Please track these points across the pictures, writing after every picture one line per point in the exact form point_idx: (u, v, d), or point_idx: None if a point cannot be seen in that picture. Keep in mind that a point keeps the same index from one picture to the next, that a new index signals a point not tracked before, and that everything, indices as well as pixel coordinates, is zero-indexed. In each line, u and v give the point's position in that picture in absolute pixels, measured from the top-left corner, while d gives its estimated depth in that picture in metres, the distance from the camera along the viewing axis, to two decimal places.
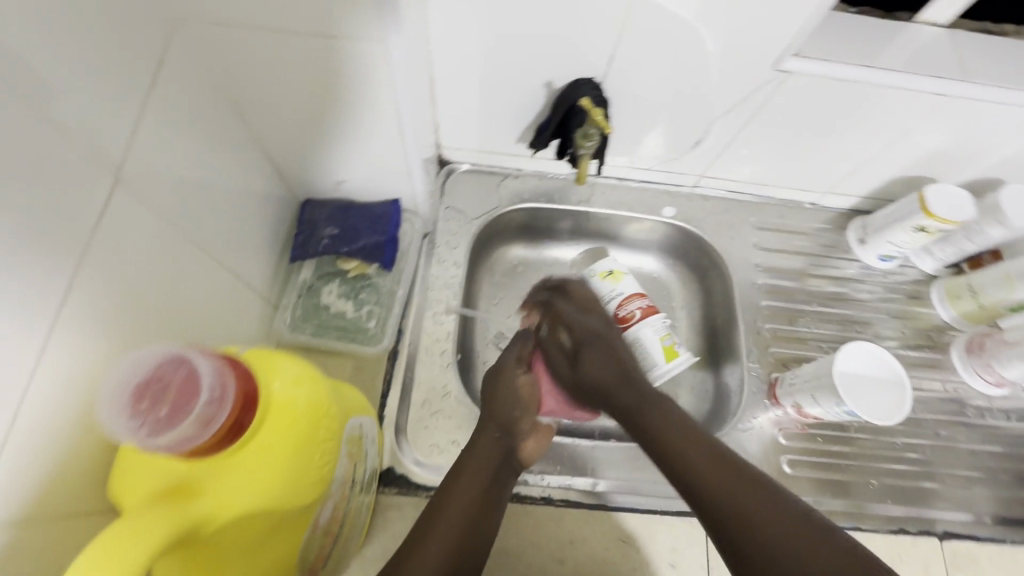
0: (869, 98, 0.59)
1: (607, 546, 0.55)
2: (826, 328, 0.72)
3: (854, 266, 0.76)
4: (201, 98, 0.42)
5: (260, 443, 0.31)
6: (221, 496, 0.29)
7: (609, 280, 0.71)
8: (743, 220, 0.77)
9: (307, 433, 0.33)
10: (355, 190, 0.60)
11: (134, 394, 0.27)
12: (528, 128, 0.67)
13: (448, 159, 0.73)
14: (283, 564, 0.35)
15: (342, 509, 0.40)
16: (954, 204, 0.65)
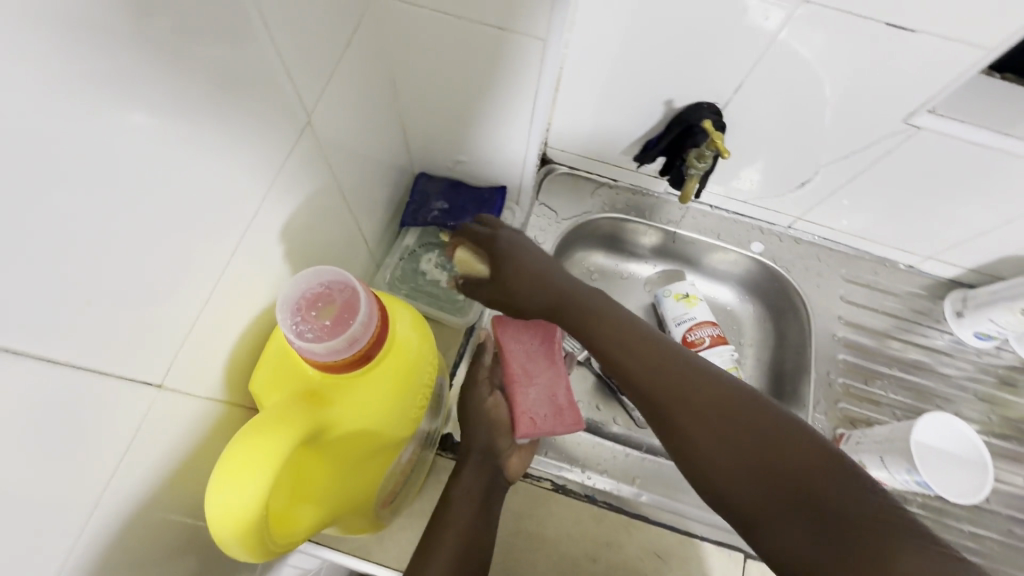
0: (1004, 167, 0.56)
1: (641, 556, 0.56)
2: (903, 396, 0.69)
3: (945, 339, 0.73)
4: (370, 75, 0.48)
5: (380, 373, 0.34)
6: (347, 410, 0.33)
7: (683, 303, 0.72)
8: (833, 270, 0.76)
9: (413, 376, 0.37)
10: (467, 173, 0.65)
11: (307, 304, 0.31)
12: (637, 142, 0.69)
13: (549, 159, 0.77)
14: (364, 491, 0.38)
15: (413, 456, 0.44)
16: None
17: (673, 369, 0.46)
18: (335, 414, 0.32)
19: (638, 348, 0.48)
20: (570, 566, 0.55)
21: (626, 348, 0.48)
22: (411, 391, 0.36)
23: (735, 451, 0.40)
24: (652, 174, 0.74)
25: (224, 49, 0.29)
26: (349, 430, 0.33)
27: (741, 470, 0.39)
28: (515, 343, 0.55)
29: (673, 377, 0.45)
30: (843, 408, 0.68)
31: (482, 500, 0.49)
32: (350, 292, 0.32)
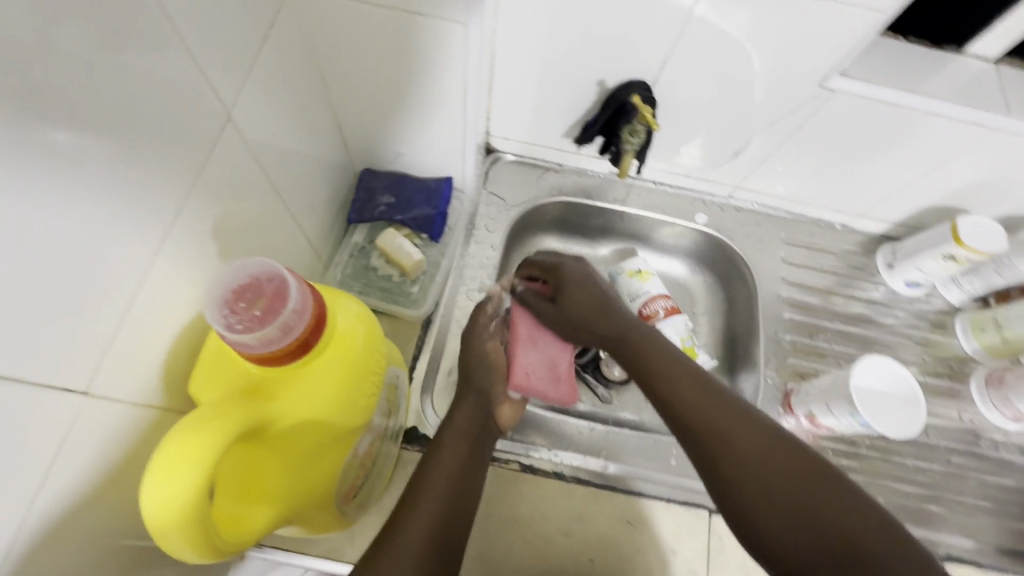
0: (913, 123, 0.60)
1: (613, 525, 0.58)
2: (846, 347, 0.73)
3: (880, 290, 0.77)
4: (295, 72, 0.48)
5: (325, 363, 0.34)
6: (291, 403, 0.32)
7: (637, 279, 0.74)
8: (773, 234, 0.79)
9: (360, 366, 0.37)
10: (410, 165, 0.65)
11: (234, 295, 0.31)
12: (576, 124, 0.70)
13: (494, 148, 0.77)
14: (324, 486, 0.38)
15: (374, 449, 0.44)
16: (985, 236, 0.66)
17: (728, 413, 0.45)
18: (279, 408, 0.32)
19: (692, 387, 0.47)
20: (545, 542, 0.56)
21: (678, 385, 0.48)
22: (359, 382, 0.36)
23: (786, 505, 0.40)
24: (594, 156, 0.76)
25: (127, 40, 0.28)
26: (296, 424, 0.33)
27: (790, 522, 0.39)
28: (527, 309, 0.57)
29: (730, 423, 0.44)
30: (792, 363, 0.71)
31: (470, 452, 0.48)
32: (278, 280, 0.32)
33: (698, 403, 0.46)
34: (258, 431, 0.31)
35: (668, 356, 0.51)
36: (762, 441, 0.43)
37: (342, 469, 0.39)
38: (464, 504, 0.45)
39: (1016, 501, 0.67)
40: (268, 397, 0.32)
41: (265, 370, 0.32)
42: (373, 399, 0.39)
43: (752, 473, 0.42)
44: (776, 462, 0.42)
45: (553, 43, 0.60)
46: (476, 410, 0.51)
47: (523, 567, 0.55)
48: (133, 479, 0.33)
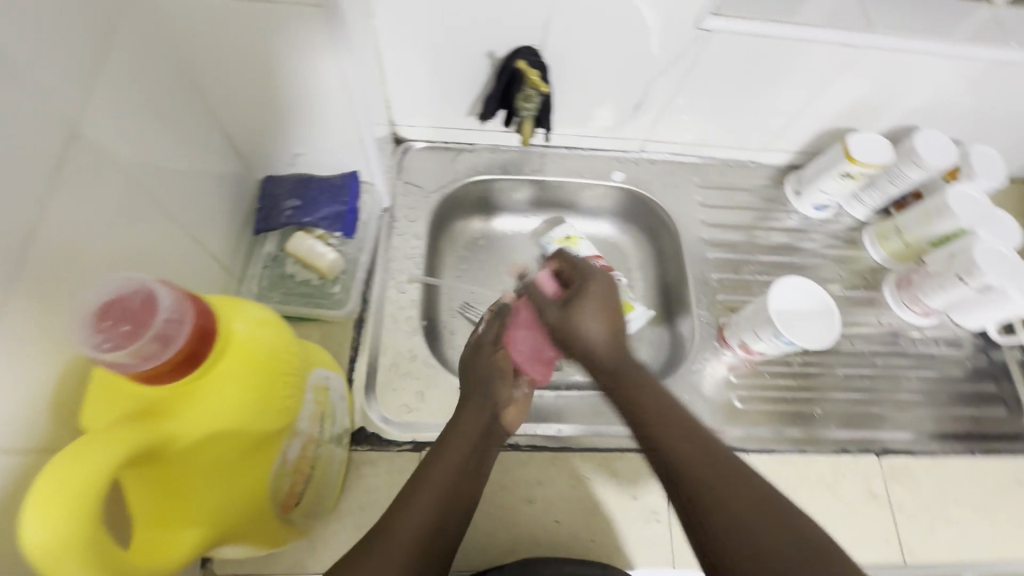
0: (788, 50, 0.63)
1: (572, 484, 0.59)
2: (769, 276, 0.77)
3: (794, 217, 0.81)
4: (164, 82, 0.46)
5: (221, 372, 0.33)
6: (188, 420, 0.32)
7: (567, 245, 0.75)
8: (688, 180, 0.81)
9: (270, 371, 0.36)
10: (312, 164, 0.63)
11: (99, 315, 0.30)
12: (477, 99, 0.70)
13: (403, 137, 0.76)
14: (253, 498, 0.37)
15: (311, 453, 0.43)
16: (871, 149, 0.71)
17: (701, 444, 0.41)
18: (174, 427, 0.31)
19: (664, 412, 0.43)
20: (509, 515, 0.57)
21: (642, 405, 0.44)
22: (271, 390, 0.35)
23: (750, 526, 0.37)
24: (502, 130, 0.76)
25: None
26: (197, 441, 0.32)
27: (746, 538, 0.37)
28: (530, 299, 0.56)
29: (702, 456, 0.40)
30: (723, 299, 0.74)
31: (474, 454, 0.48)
32: (148, 294, 0.32)
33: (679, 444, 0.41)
34: (152, 452, 0.31)
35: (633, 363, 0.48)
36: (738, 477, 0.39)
37: (273, 478, 0.38)
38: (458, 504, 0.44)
39: (937, 388, 0.72)
40: (160, 417, 0.31)
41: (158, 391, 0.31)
42: (293, 401, 0.38)
43: (726, 504, 0.38)
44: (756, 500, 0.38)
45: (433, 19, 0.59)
46: (481, 412, 0.52)
47: (492, 543, 0.55)
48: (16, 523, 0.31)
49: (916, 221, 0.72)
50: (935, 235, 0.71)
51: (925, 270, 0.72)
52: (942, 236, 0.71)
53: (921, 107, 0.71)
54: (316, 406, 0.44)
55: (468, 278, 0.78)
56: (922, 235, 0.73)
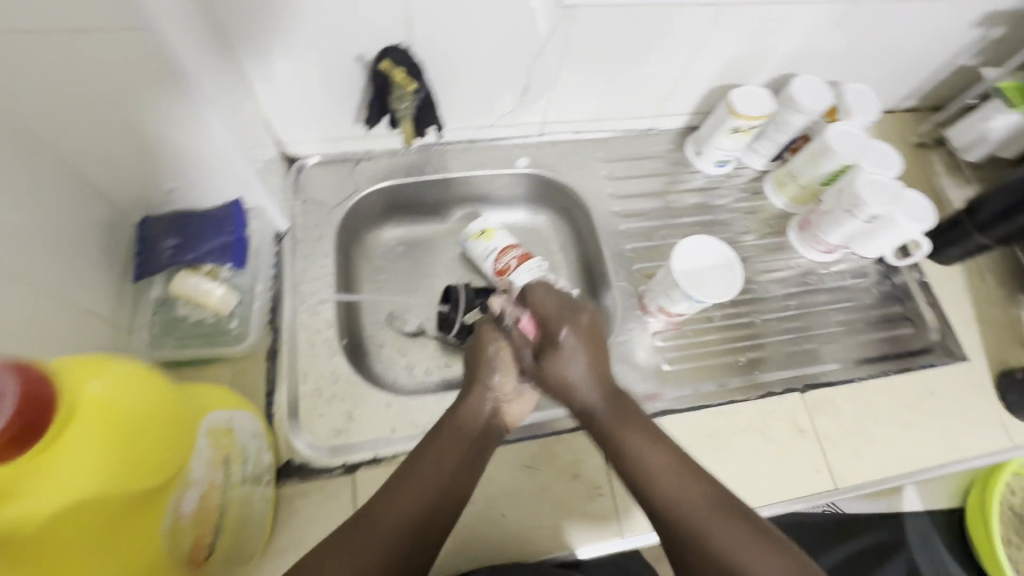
0: (656, 15, 0.64)
1: (514, 476, 0.59)
2: (682, 237, 0.79)
3: (698, 177, 0.83)
4: None
5: (70, 442, 0.32)
6: (31, 496, 0.31)
7: (483, 239, 0.74)
8: (592, 156, 0.82)
9: (133, 429, 0.34)
10: (188, 196, 0.59)
11: None
12: (361, 105, 0.68)
13: (296, 155, 0.73)
14: (141, 562, 0.36)
15: (214, 502, 0.42)
16: (757, 101, 0.72)
17: (658, 448, 0.50)
18: (11, 508, 0.30)
19: (630, 426, 0.52)
20: (449, 520, 0.56)
21: (619, 429, 0.52)
22: (132, 446, 0.34)
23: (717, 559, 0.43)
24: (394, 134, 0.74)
25: None
26: (35, 515, 0.31)
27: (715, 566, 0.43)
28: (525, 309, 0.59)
29: (656, 468, 0.48)
30: (639, 268, 0.76)
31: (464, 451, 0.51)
32: None
33: (634, 440, 0.51)
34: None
35: (614, 400, 0.54)
36: (691, 479, 0.48)
37: (163, 538, 0.37)
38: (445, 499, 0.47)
39: (848, 318, 0.76)
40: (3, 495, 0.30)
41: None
42: (175, 455, 0.37)
43: (678, 505, 0.46)
44: (700, 491, 0.47)
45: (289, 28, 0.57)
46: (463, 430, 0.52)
47: (434, 553, 0.55)
48: None
49: (805, 163, 0.75)
50: (825, 174, 0.74)
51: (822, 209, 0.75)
52: (831, 175, 0.74)
53: (794, 53, 0.74)
54: (212, 453, 0.42)
55: (388, 287, 0.76)
56: (813, 176, 0.76)
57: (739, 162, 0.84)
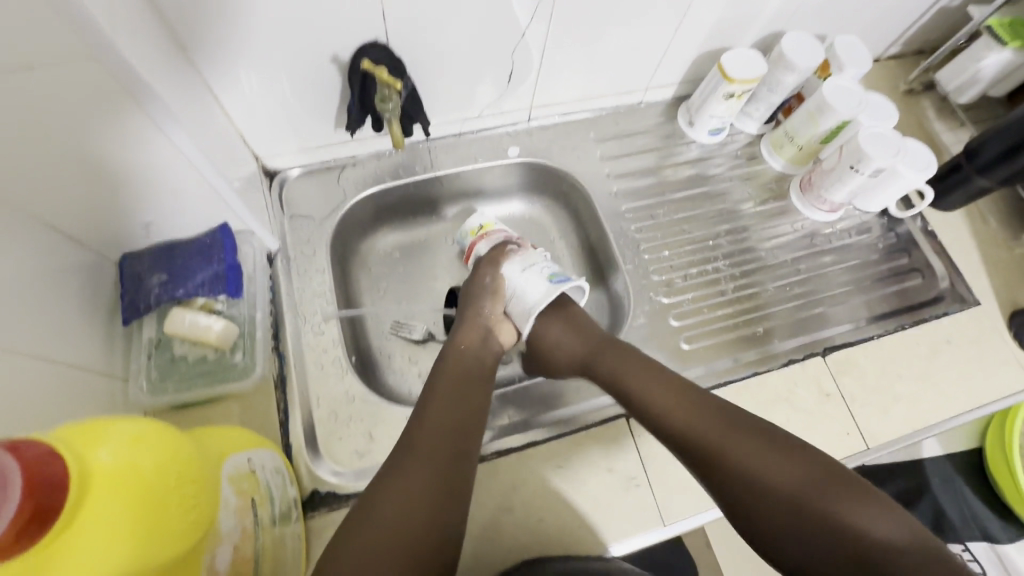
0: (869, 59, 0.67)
1: (659, 455, 0.64)
2: (829, 290, 0.81)
3: (859, 240, 0.85)
4: (143, 15, 0.48)
5: (165, 492, 0.35)
6: (114, 445, 0.33)
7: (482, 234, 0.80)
8: (754, 195, 0.87)
9: (200, 485, 0.38)
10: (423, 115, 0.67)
11: None
12: (568, 71, 0.77)
13: (496, 119, 0.82)
14: (212, 544, 0.39)
15: (264, 539, 0.46)
16: (921, 164, 0.75)
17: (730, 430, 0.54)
18: (106, 453, 0.33)
19: (685, 410, 0.57)
20: (566, 483, 0.62)
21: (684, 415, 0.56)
22: (202, 499, 0.38)
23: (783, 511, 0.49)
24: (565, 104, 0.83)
25: None
26: (126, 458, 0.33)
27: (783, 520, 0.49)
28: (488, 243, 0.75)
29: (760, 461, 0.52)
30: (775, 308, 0.79)
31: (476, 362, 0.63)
32: None
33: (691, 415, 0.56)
34: (83, 469, 0.31)
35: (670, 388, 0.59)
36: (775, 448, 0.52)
37: (227, 558, 0.40)
38: (464, 396, 0.59)
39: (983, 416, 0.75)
40: (86, 448, 0.32)
41: (83, 462, 0.32)
42: (225, 499, 0.41)
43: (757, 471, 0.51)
44: (791, 454, 0.52)
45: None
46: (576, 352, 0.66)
47: (551, 506, 0.61)
48: (111, 482, 0.32)
49: (803, 124, 0.80)
50: (820, 133, 0.79)
51: (820, 169, 0.80)
52: (826, 132, 0.78)
53: (993, 136, 0.74)
54: (255, 499, 0.46)
55: None
56: (809, 135, 0.80)
57: (897, 234, 0.85)
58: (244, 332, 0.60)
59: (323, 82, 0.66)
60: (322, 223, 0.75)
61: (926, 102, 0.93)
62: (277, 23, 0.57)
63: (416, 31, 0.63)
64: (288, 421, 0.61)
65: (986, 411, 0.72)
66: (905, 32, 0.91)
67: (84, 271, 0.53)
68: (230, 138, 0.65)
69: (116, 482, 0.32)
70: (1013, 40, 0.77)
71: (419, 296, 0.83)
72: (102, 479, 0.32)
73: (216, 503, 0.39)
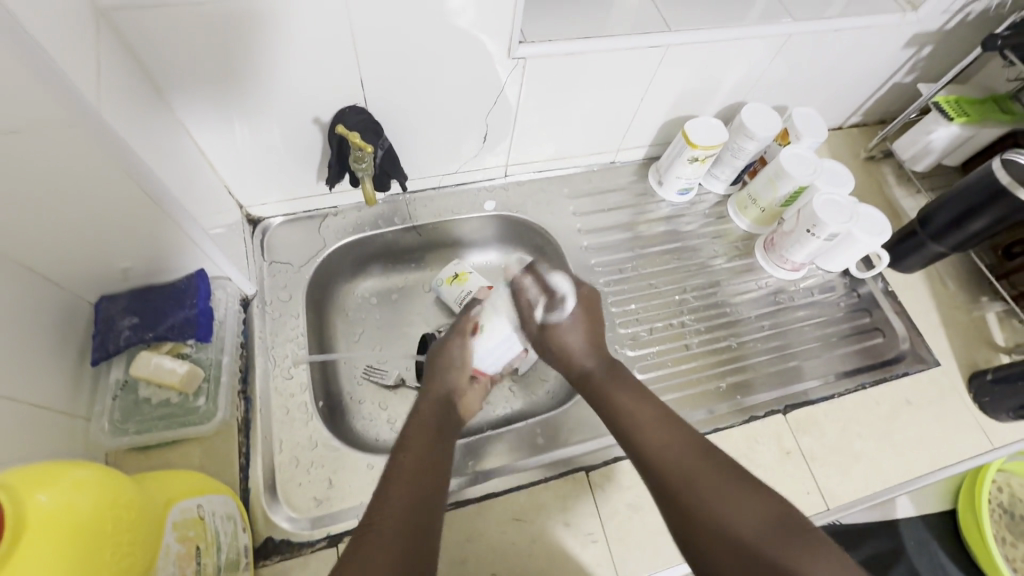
0: (731, 49, 0.75)
1: (618, 510, 0.64)
2: (795, 348, 0.83)
3: (823, 299, 0.88)
4: (130, 79, 0.52)
5: (95, 538, 0.35)
6: (53, 488, 0.34)
7: (455, 283, 0.82)
8: (723, 253, 0.90)
9: (134, 532, 0.38)
10: (398, 172, 0.72)
11: None
12: (541, 133, 0.83)
13: (473, 174, 0.87)
14: None
15: None
16: (873, 230, 0.78)
17: (696, 453, 0.53)
18: (45, 497, 0.33)
19: (660, 433, 0.56)
20: (523, 537, 0.62)
21: (650, 435, 0.56)
22: (134, 547, 0.38)
23: (733, 548, 0.46)
24: (539, 161, 0.88)
25: None
26: (65, 503, 0.34)
27: (731, 554, 0.46)
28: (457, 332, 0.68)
29: (724, 492, 0.49)
30: (739, 364, 0.80)
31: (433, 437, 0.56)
32: None
33: (661, 438, 0.55)
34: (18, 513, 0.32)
35: (656, 428, 0.56)
36: (756, 493, 0.49)
37: None
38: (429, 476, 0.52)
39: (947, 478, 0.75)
40: (26, 491, 0.33)
41: (20, 505, 0.32)
42: (163, 546, 0.42)
43: (715, 511, 0.48)
44: (751, 491, 0.49)
45: (510, 69, 0.69)
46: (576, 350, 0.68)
47: (506, 560, 0.60)
48: (48, 527, 0.33)
49: (764, 188, 0.84)
50: (780, 197, 0.83)
51: (781, 230, 0.84)
52: (785, 196, 0.83)
53: (942, 207, 0.78)
54: (198, 545, 0.46)
55: None
56: (771, 199, 0.85)
57: (859, 295, 0.88)
58: (210, 376, 0.62)
59: (306, 139, 0.70)
60: (300, 269, 0.78)
61: (886, 168, 0.98)
62: (263, 84, 0.61)
63: (392, 98, 0.69)
64: (249, 465, 0.62)
65: (946, 474, 0.72)
66: (863, 104, 0.98)
67: (60, 313, 0.55)
68: (215, 188, 0.69)
69: (49, 528, 0.33)
70: (957, 116, 0.83)
71: (393, 341, 0.84)
72: (37, 524, 0.32)
73: (150, 550, 0.40)
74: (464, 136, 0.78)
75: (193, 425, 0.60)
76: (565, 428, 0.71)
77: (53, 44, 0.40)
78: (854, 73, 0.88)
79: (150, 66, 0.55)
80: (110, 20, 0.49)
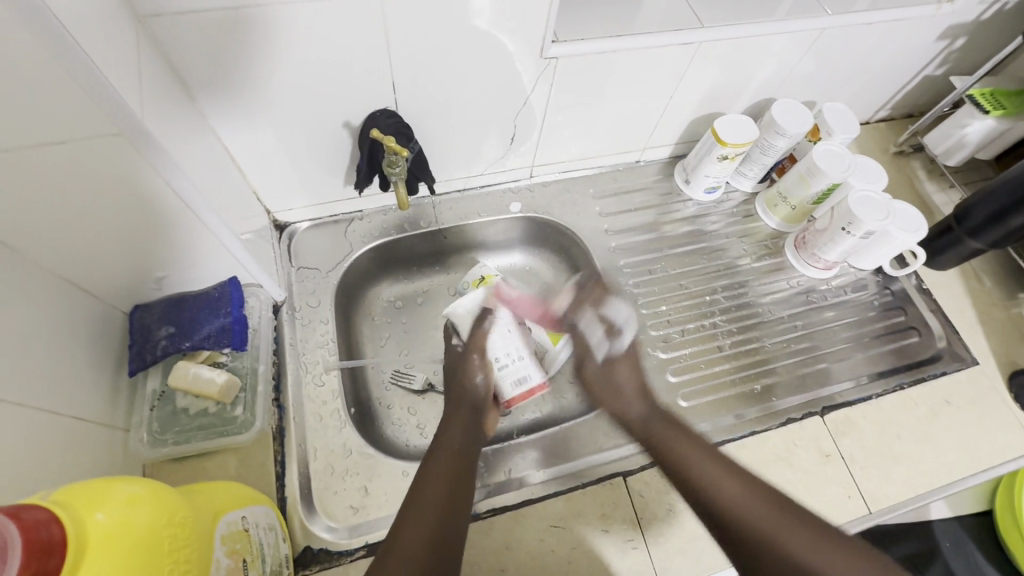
0: (764, 46, 0.74)
1: (657, 516, 0.63)
2: (828, 348, 0.81)
3: (855, 297, 0.86)
4: (168, 90, 0.52)
5: (152, 556, 0.35)
6: (110, 506, 0.34)
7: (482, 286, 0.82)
8: (752, 252, 0.89)
9: (189, 548, 0.38)
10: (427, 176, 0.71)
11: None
12: (568, 134, 0.82)
13: (499, 176, 0.86)
14: None
15: None
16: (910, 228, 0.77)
17: (756, 495, 0.51)
18: (103, 516, 0.33)
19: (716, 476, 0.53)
20: (562, 545, 0.61)
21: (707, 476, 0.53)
22: (190, 563, 0.38)
23: None
24: (565, 161, 0.87)
25: None
26: (124, 521, 0.34)
27: None
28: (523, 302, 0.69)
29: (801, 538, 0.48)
30: (773, 364, 0.79)
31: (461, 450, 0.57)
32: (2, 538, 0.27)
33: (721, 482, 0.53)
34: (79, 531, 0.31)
35: (717, 465, 0.54)
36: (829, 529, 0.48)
37: None
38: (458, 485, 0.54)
39: None
40: (85, 510, 0.33)
41: (81, 525, 0.32)
42: (215, 563, 0.41)
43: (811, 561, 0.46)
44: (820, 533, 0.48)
45: (542, 70, 0.68)
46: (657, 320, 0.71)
47: (545, 568, 0.60)
48: (105, 549, 0.32)
49: (795, 185, 0.83)
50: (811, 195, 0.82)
51: (814, 228, 0.82)
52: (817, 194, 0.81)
53: (982, 203, 0.76)
54: (247, 560, 0.46)
55: None
56: (802, 197, 0.84)
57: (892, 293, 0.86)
58: (246, 385, 0.62)
59: (334, 143, 0.70)
60: (327, 275, 0.77)
61: (916, 163, 0.96)
62: (295, 90, 0.61)
63: (423, 101, 0.68)
64: (284, 473, 0.61)
65: (988, 475, 0.71)
66: (893, 98, 0.96)
67: (98, 324, 0.55)
68: (245, 195, 0.68)
69: (107, 548, 0.32)
70: (994, 110, 0.81)
71: (421, 345, 0.84)
72: (97, 543, 0.32)
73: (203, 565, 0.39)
74: (493, 139, 0.78)
75: (230, 434, 0.60)
76: (600, 433, 0.70)
77: (97, 58, 0.40)
78: (886, 67, 0.87)
79: (186, 75, 0.54)
80: (148, 33, 0.49)
